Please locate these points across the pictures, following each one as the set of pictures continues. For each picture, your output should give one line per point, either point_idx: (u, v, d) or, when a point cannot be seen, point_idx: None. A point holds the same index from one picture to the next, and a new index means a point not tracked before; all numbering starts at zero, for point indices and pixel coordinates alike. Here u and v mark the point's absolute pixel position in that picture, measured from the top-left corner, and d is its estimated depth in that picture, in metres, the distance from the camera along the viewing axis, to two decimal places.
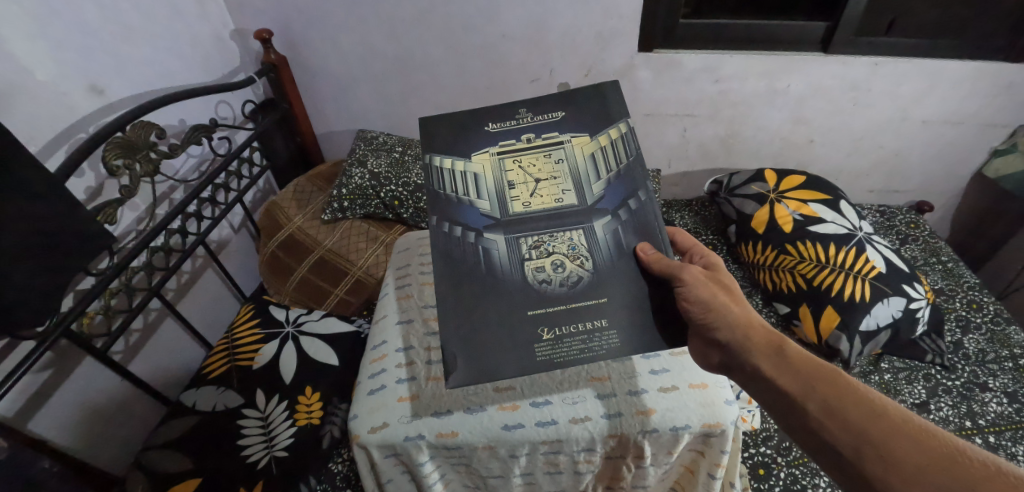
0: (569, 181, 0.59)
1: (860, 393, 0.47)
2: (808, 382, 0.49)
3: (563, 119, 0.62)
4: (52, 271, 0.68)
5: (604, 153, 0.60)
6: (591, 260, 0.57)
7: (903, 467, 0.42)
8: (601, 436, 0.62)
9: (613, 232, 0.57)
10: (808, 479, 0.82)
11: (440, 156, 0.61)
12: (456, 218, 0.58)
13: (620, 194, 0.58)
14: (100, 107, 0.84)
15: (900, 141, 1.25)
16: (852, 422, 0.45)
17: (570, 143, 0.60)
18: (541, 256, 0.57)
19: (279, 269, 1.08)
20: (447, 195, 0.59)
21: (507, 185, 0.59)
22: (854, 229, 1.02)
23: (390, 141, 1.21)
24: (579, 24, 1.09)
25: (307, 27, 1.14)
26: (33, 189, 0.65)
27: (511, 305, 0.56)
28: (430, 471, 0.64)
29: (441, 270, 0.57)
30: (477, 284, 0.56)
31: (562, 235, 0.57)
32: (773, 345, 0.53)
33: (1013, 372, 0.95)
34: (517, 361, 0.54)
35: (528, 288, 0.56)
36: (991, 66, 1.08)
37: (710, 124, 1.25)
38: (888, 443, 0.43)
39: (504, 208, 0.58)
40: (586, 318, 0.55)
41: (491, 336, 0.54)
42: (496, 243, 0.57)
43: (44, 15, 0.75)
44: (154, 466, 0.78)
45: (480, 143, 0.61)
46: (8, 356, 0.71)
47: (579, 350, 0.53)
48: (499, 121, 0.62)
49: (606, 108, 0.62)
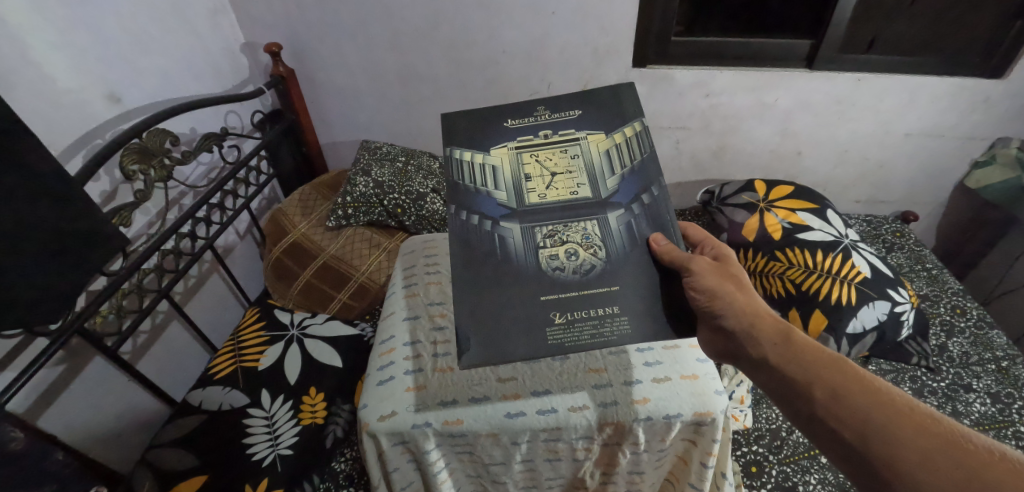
0: (585, 176, 0.62)
1: (865, 383, 0.49)
2: (812, 369, 0.52)
3: (579, 118, 0.65)
4: (77, 268, 0.71)
5: (618, 149, 0.63)
6: (604, 250, 0.60)
7: (907, 451, 0.44)
8: (598, 424, 0.64)
9: (626, 223, 0.61)
10: (800, 476, 0.84)
11: (460, 150, 0.65)
12: (474, 208, 0.62)
13: (634, 188, 0.62)
14: (117, 115, 0.87)
15: (884, 153, 1.30)
16: (858, 408, 0.48)
17: (586, 140, 0.64)
18: (555, 245, 0.60)
19: (285, 273, 1.11)
20: (467, 186, 0.63)
21: (524, 180, 0.63)
22: (840, 236, 1.06)
23: (393, 151, 1.26)
24: (577, 41, 1.14)
25: (316, 41, 1.18)
26: (63, 194, 0.68)
27: (523, 291, 0.59)
28: (435, 459, 0.67)
29: (456, 259, 0.60)
30: (491, 272, 0.60)
31: (576, 225, 0.61)
32: (782, 335, 0.56)
33: (995, 374, 0.99)
34: (531, 344, 0.56)
35: (542, 274, 0.59)
36: (968, 81, 1.13)
37: (701, 137, 1.30)
38: (892, 428, 0.45)
39: (520, 200, 0.62)
40: (598, 305, 0.58)
41: (501, 323, 0.58)
42: (512, 232, 0.61)
43: (69, 27, 0.79)
44: (162, 463, 0.80)
45: (497, 139, 0.65)
46: (23, 353, 0.73)
47: (590, 335, 0.56)
48: (516, 118, 0.66)
49: (621, 108, 0.66)
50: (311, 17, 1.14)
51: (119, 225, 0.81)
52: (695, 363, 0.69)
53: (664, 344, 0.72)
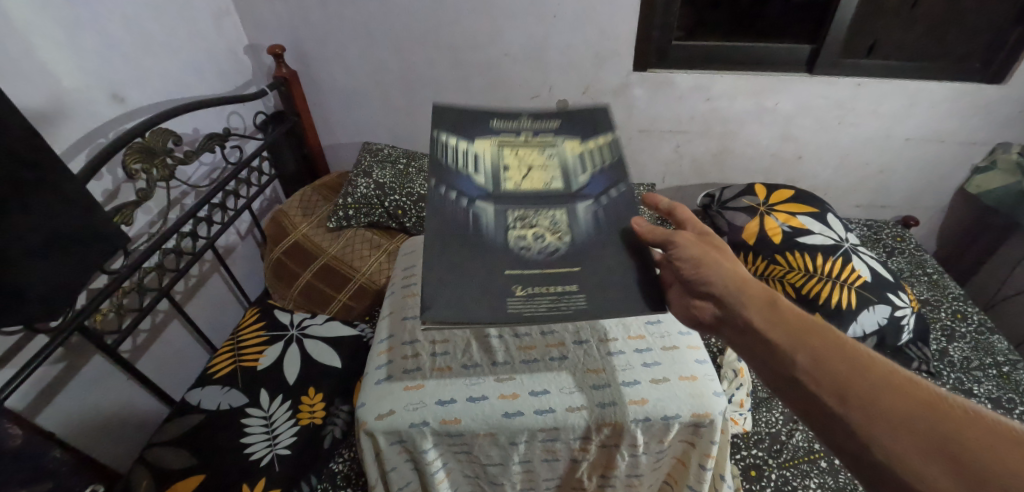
0: (560, 171, 0.64)
1: (850, 353, 0.47)
2: (798, 336, 0.50)
3: (558, 126, 0.68)
4: (80, 267, 0.72)
5: (591, 153, 0.66)
6: (569, 236, 0.59)
7: (888, 421, 0.42)
8: (595, 425, 0.64)
9: (592, 214, 0.61)
10: (799, 481, 0.84)
11: (446, 133, 0.66)
12: (451, 183, 0.62)
13: (603, 185, 0.63)
14: (120, 114, 0.88)
15: (884, 158, 1.30)
16: (844, 375, 0.46)
17: (562, 144, 0.66)
18: (524, 227, 0.59)
19: (284, 275, 1.11)
20: (449, 166, 0.63)
21: (502, 169, 0.63)
22: (841, 240, 1.06)
23: (394, 154, 1.27)
24: (578, 45, 1.15)
25: (319, 43, 1.19)
26: (70, 193, 0.69)
27: (487, 263, 0.56)
28: (432, 459, 0.67)
29: (429, 224, 0.58)
30: (458, 242, 0.57)
31: (546, 211, 0.60)
32: (767, 300, 0.54)
33: (997, 379, 0.99)
34: (485, 311, 0.52)
35: (508, 249, 0.57)
36: (968, 87, 1.14)
37: (701, 141, 1.30)
38: (874, 396, 0.44)
39: (495, 184, 0.62)
40: (558, 282, 0.55)
41: (462, 288, 0.54)
42: (485, 210, 0.60)
43: (74, 27, 0.80)
44: (159, 463, 0.79)
45: (481, 134, 0.67)
46: (23, 349, 0.73)
47: (548, 307, 0.53)
48: (503, 118, 0.68)
49: (601, 123, 0.69)
50: (314, 20, 1.15)
51: (120, 223, 0.81)
52: (694, 364, 0.69)
53: (663, 345, 0.72)
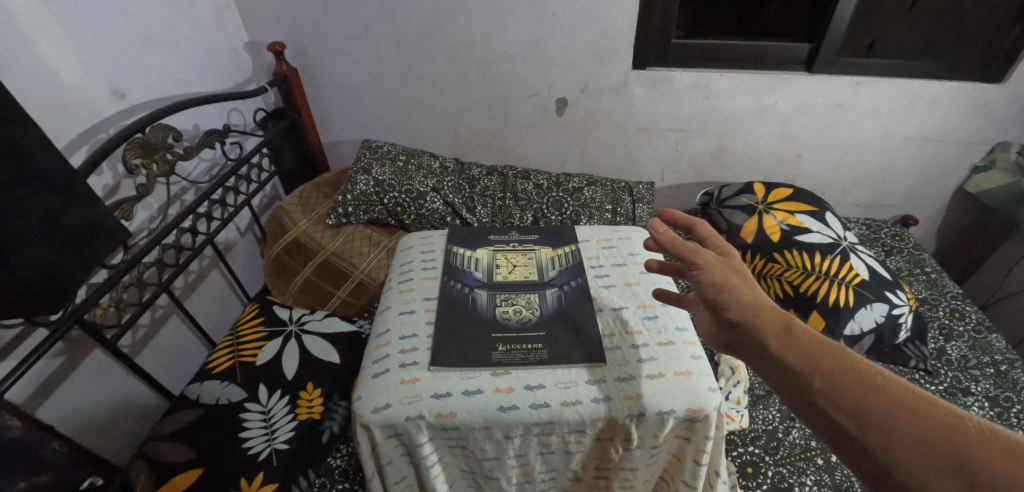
0: (536, 268, 0.84)
1: (884, 387, 0.41)
2: (823, 366, 0.44)
3: (537, 238, 0.92)
4: (82, 261, 0.73)
5: (560, 258, 0.87)
6: (540, 310, 0.76)
7: (941, 467, 0.36)
8: (590, 419, 0.65)
9: (558, 296, 0.79)
10: (796, 477, 0.84)
11: (458, 247, 0.90)
12: (459, 279, 0.83)
13: (566, 277, 0.82)
14: (121, 110, 0.89)
15: (883, 157, 1.30)
16: (881, 414, 0.40)
17: (539, 250, 0.88)
18: (507, 304, 0.77)
19: (283, 271, 1.12)
20: (453, 261, 0.87)
21: (492, 267, 0.85)
22: (839, 238, 1.06)
23: (393, 151, 1.27)
24: (578, 43, 1.15)
25: (319, 41, 1.20)
26: (72, 188, 0.70)
27: (479, 328, 0.74)
28: (428, 453, 0.67)
29: (439, 303, 0.78)
30: (457, 315, 0.76)
31: (523, 294, 0.79)
32: (786, 325, 0.48)
33: (994, 377, 0.99)
34: (474, 363, 0.69)
35: (494, 322, 0.75)
36: (967, 86, 1.14)
37: (700, 139, 1.31)
38: (924, 438, 0.37)
39: (489, 276, 0.83)
40: (526, 340, 0.72)
41: (458, 343, 0.71)
42: (479, 293, 0.80)
43: (76, 23, 0.80)
44: (157, 456, 0.80)
45: (482, 243, 0.91)
46: (24, 342, 0.74)
47: (521, 357, 0.70)
48: (500, 233, 0.93)
49: (564, 234, 0.93)
50: (314, 18, 1.15)
51: (120, 218, 0.81)
52: (689, 359, 0.69)
53: (658, 341, 0.71)
